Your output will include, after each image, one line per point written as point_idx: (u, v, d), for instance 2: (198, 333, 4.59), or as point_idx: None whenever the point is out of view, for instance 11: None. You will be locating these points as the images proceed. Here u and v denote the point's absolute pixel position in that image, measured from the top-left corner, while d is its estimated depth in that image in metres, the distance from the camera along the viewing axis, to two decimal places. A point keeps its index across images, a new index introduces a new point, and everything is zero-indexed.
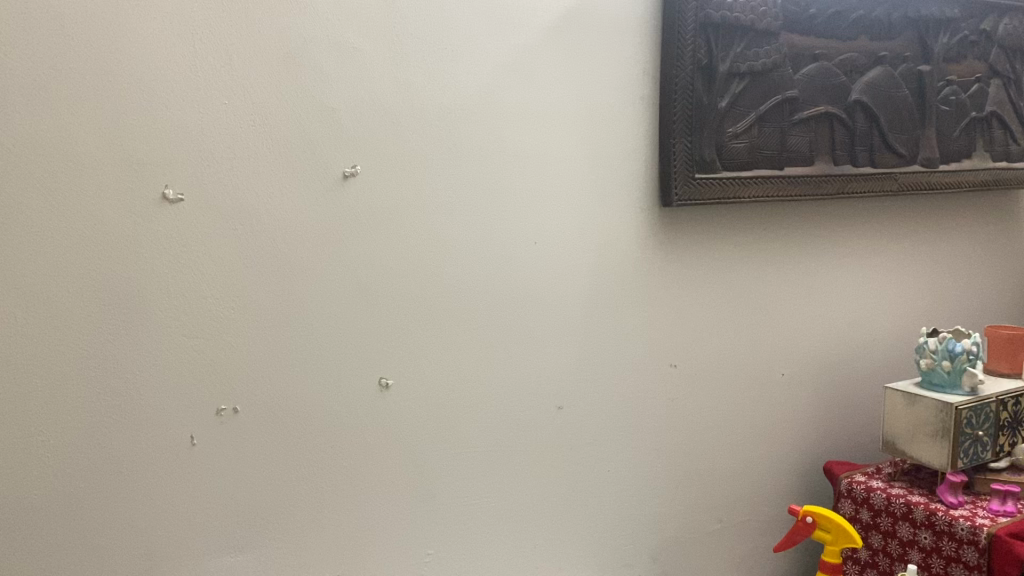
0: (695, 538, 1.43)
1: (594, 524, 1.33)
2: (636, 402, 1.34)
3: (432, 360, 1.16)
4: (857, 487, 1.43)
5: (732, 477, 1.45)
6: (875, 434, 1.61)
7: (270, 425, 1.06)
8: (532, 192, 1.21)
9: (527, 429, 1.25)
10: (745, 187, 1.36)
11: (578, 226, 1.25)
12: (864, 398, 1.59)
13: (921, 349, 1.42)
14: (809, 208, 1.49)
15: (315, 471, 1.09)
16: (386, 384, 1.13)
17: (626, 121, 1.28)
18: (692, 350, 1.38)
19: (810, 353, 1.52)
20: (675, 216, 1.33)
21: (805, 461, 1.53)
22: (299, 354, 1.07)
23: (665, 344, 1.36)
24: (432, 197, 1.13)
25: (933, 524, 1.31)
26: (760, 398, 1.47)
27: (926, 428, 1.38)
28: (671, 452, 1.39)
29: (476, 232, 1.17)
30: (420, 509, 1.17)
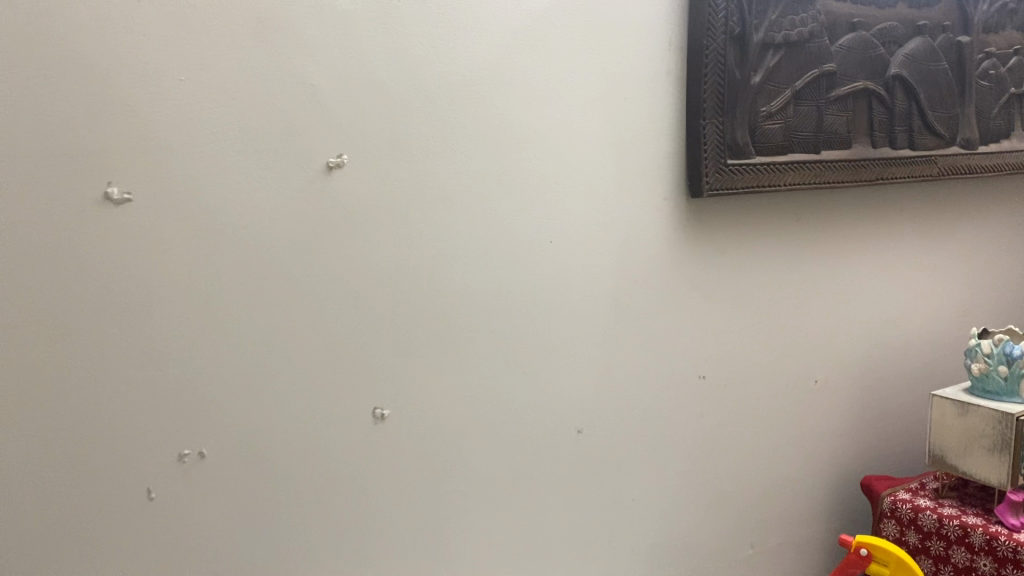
0: (725, 567, 1.28)
1: (618, 559, 1.17)
2: (662, 420, 1.18)
3: (434, 382, 0.99)
4: (902, 507, 1.27)
5: (764, 497, 1.30)
6: (911, 443, 1.47)
7: (244, 467, 0.88)
8: (546, 183, 1.04)
9: (543, 456, 1.08)
10: (780, 174, 1.20)
11: (597, 222, 1.08)
12: (900, 403, 1.45)
13: (973, 352, 1.28)
14: (845, 196, 1.33)
15: (300, 520, 0.91)
16: (382, 414, 0.95)
17: (648, 99, 1.11)
18: (721, 358, 1.23)
19: (846, 357, 1.37)
20: (703, 208, 1.17)
21: (840, 476, 1.39)
22: (278, 381, 0.89)
23: (692, 353, 1.20)
24: (431, 191, 0.96)
25: (995, 550, 1.15)
26: (793, 409, 1.32)
27: (981, 440, 1.23)
28: (699, 473, 1.23)
29: (482, 230, 1.00)
30: (423, 555, 1.00)
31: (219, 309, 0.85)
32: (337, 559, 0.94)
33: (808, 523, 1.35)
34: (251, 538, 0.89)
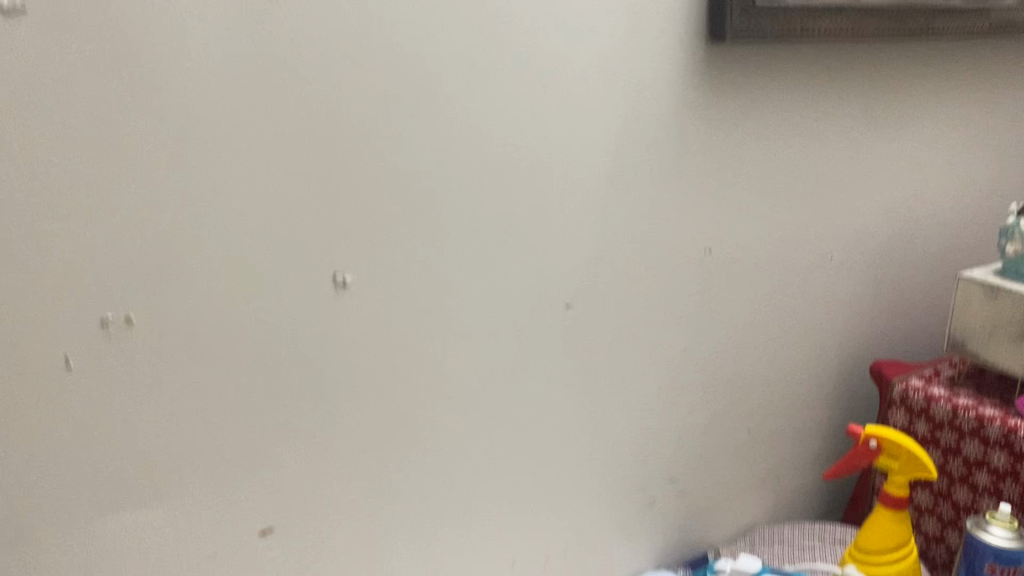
0: (723, 454, 1.19)
1: (601, 442, 1.08)
2: (658, 296, 1.07)
3: (406, 247, 0.87)
4: (912, 394, 1.18)
5: (765, 380, 1.21)
6: (922, 324, 1.36)
7: (183, 338, 0.77)
8: (540, 20, 0.88)
9: (525, 332, 0.98)
10: (812, 21, 1.04)
11: (598, 68, 0.93)
12: (914, 283, 1.33)
13: (1010, 233, 1.14)
14: (882, 51, 1.17)
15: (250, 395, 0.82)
16: (344, 281, 0.84)
17: None
18: (728, 231, 1.10)
19: (865, 233, 1.24)
20: (720, 57, 1.02)
21: (848, 359, 1.29)
22: (218, 241, 0.76)
23: (696, 225, 1.07)
24: (399, 22, 0.80)
25: (1012, 444, 1.06)
26: (801, 287, 1.21)
27: (1012, 327, 1.12)
28: (694, 355, 1.13)
29: (467, 70, 0.85)
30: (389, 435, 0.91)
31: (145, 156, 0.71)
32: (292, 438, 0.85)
33: (807, 406, 1.26)
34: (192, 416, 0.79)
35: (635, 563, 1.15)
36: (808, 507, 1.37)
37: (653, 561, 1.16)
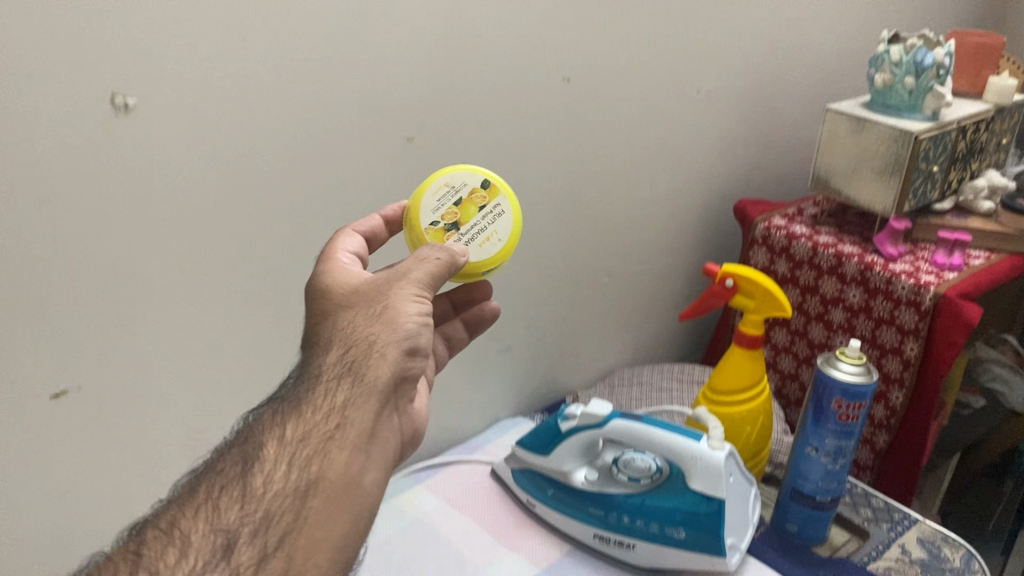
0: (581, 295, 1.18)
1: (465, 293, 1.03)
2: (518, 140, 0.99)
3: (211, 66, 0.73)
4: (775, 233, 1.17)
5: (624, 226, 1.18)
6: (791, 168, 1.35)
7: (33, 157, 0.66)
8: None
9: (366, 152, 0.86)
10: None
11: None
12: (786, 125, 1.31)
13: (878, 61, 1.09)
14: None
15: (62, 240, 0.70)
16: (125, 103, 0.69)
17: None
18: (591, 56, 1.02)
19: (745, 59, 1.19)
20: None
21: (711, 203, 1.27)
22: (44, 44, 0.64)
23: (557, 45, 0.98)
24: None
25: (867, 282, 1.08)
26: (670, 122, 1.15)
27: (874, 162, 1.09)
28: (560, 196, 1.08)
29: None
30: (203, 285, 0.80)
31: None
32: (135, 296, 0.76)
33: (672, 250, 1.25)
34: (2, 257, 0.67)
35: (496, 410, 1.16)
36: (677, 354, 1.37)
37: (509, 406, 1.17)
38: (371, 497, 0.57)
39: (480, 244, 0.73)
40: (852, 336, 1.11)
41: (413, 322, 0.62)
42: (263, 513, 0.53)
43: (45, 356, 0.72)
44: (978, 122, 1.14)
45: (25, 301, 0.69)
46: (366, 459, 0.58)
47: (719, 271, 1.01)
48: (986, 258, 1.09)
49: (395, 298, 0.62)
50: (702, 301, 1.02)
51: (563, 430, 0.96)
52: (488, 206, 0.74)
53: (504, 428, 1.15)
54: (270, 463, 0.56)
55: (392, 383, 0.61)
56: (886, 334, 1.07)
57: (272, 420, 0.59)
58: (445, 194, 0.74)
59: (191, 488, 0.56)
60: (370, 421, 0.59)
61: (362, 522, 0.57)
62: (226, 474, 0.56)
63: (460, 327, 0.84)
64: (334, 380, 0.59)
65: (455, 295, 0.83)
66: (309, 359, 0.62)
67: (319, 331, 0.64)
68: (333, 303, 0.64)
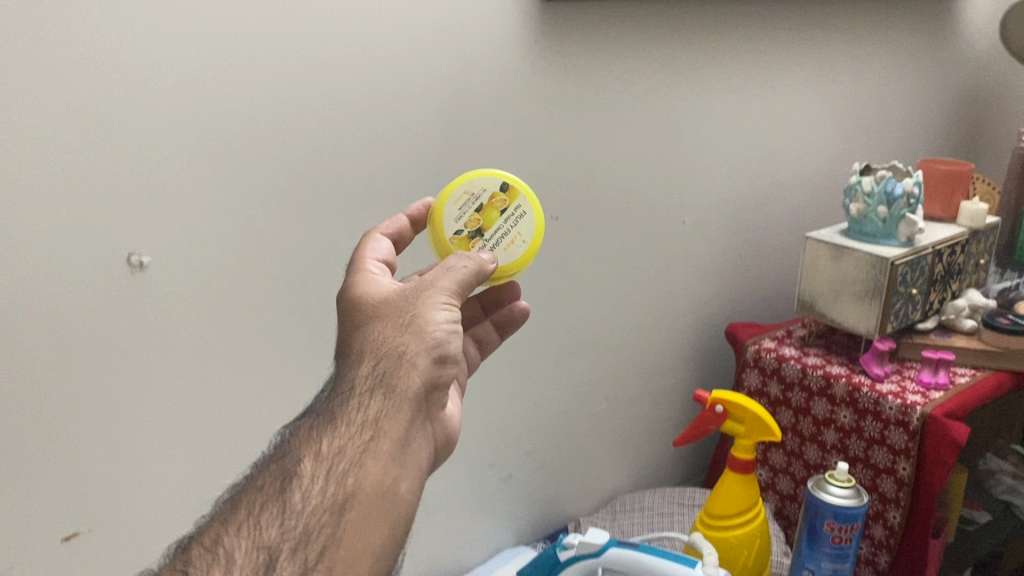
0: (579, 422, 1.20)
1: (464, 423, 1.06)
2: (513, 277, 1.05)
3: (216, 224, 0.81)
4: (765, 356, 1.21)
5: (619, 352, 1.22)
6: (780, 291, 1.41)
7: (52, 311, 0.74)
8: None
9: None
10: None
11: (427, 23, 0.89)
12: (773, 252, 1.37)
13: (852, 192, 1.16)
14: (724, 11, 1.16)
15: (76, 386, 0.77)
16: (140, 261, 0.77)
17: None
18: (579, 196, 1.08)
19: (724, 191, 1.26)
20: (560, 23, 0.99)
21: (704, 328, 1.31)
22: (71, 216, 0.73)
23: (546, 188, 1.04)
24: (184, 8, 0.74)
25: (856, 402, 1.10)
26: (658, 253, 1.21)
27: (854, 286, 1.14)
28: (555, 327, 1.12)
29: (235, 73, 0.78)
30: (207, 423, 0.86)
31: (21, 116, 0.69)
32: (139, 435, 0.82)
33: (669, 374, 1.29)
34: (23, 403, 0.74)
35: (497, 540, 1.17)
36: (682, 477, 1.38)
37: (512, 534, 1.18)
38: (407, 506, 0.57)
39: (505, 248, 0.76)
40: (846, 456, 1.13)
41: (442, 330, 0.63)
42: (301, 527, 0.51)
43: (54, 494, 0.78)
44: (953, 246, 1.19)
45: (38, 443, 0.76)
46: (400, 469, 0.58)
47: (710, 397, 1.04)
48: (971, 376, 1.12)
49: (423, 310, 0.63)
50: (693, 428, 1.06)
51: (562, 559, 0.95)
52: (510, 210, 0.77)
53: (506, 558, 1.15)
54: (309, 476, 0.54)
55: (421, 392, 0.61)
56: (878, 453, 1.09)
57: (306, 430, 0.58)
58: (466, 202, 0.76)
59: (225, 508, 0.53)
60: (402, 431, 0.59)
61: (400, 532, 0.56)
62: (262, 486, 0.54)
63: (492, 328, 0.85)
64: (369, 394, 0.59)
65: (485, 298, 0.85)
66: (340, 368, 0.62)
67: (350, 339, 0.63)
68: (364, 310, 0.64)
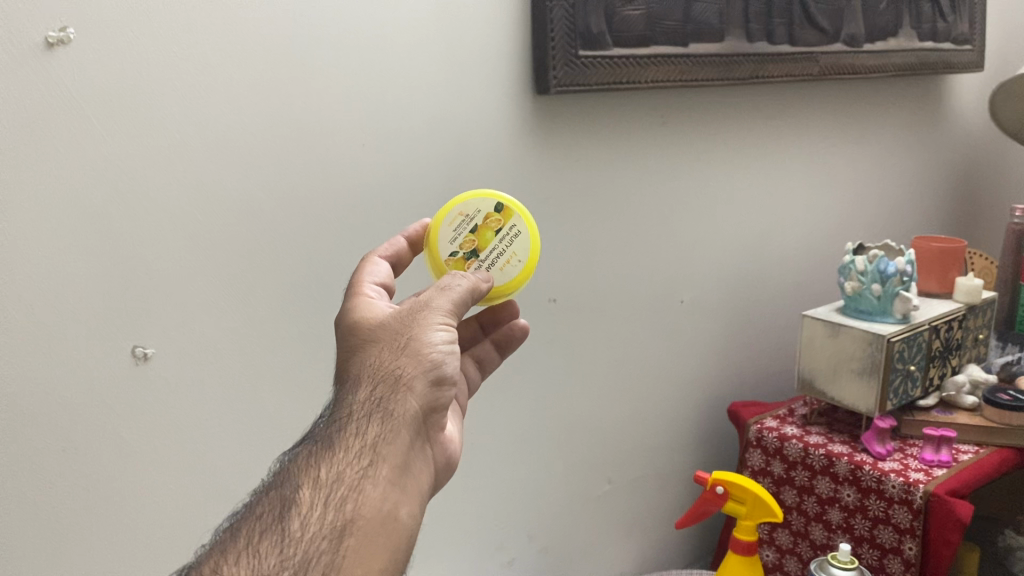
0: (583, 504, 1.20)
1: (465, 506, 1.06)
2: (512, 361, 1.06)
3: (219, 315, 0.84)
4: (767, 436, 1.21)
5: (621, 433, 1.22)
6: (781, 369, 1.41)
7: (58, 402, 0.77)
8: (341, 86, 0.87)
9: None
10: (644, 69, 1.05)
11: (421, 119, 0.93)
12: (772, 329, 1.38)
13: (846, 270, 1.17)
14: (715, 98, 1.20)
15: (79, 475, 0.79)
16: (144, 352, 0.81)
17: (490, 10, 0.96)
18: (576, 280, 1.11)
19: (722, 271, 1.29)
20: (553, 114, 1.03)
21: (706, 407, 1.32)
22: (79, 312, 0.77)
23: (544, 273, 1.07)
24: (188, 114, 0.79)
25: (859, 481, 1.10)
26: (658, 333, 1.23)
27: (852, 364, 1.14)
28: (555, 409, 1.13)
29: (237, 172, 0.83)
30: (206, 512, 0.87)
31: (36, 220, 0.73)
32: (139, 523, 0.83)
33: (672, 454, 1.29)
34: (29, 495, 0.76)
35: None
36: (690, 560, 1.37)
37: None
38: (406, 532, 0.58)
39: (500, 268, 0.78)
40: (852, 536, 1.12)
41: (438, 352, 0.63)
42: (302, 554, 0.52)
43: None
44: (950, 322, 1.20)
45: (41, 532, 0.78)
46: (398, 493, 0.58)
47: (710, 478, 1.04)
48: (974, 453, 1.12)
49: (418, 334, 0.63)
50: (695, 511, 1.06)
51: None
52: (504, 230, 0.78)
53: None
54: (308, 501, 0.54)
55: (419, 415, 0.62)
56: (884, 533, 1.08)
57: (305, 455, 0.57)
58: (461, 224, 0.78)
59: (225, 536, 0.53)
60: (400, 455, 0.59)
61: (400, 555, 0.57)
62: (262, 513, 0.54)
63: (492, 348, 0.85)
64: (368, 418, 0.59)
65: (483, 316, 0.84)
66: (338, 391, 0.61)
67: (347, 362, 0.63)
68: (359, 332, 0.64)
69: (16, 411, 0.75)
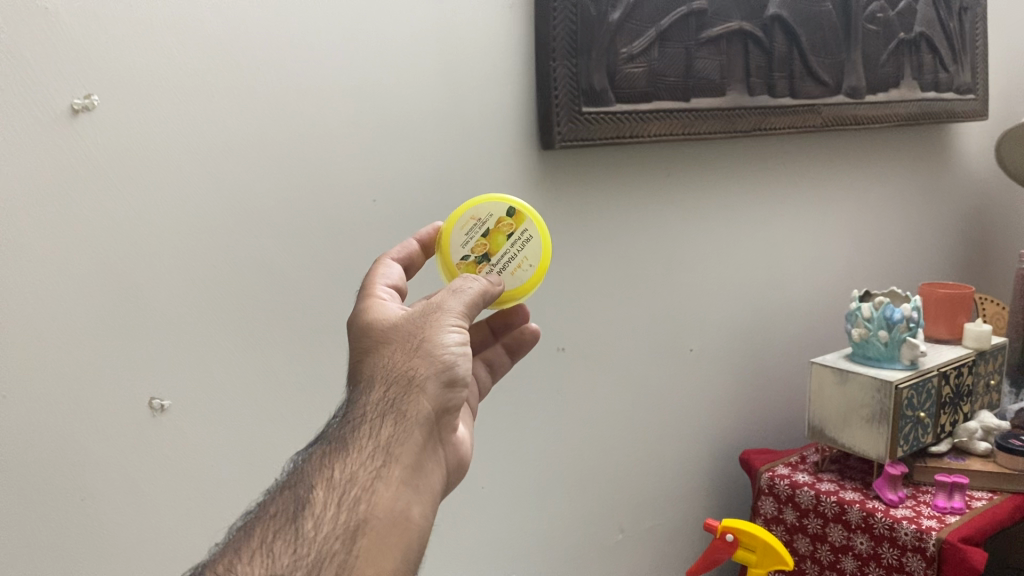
0: (595, 553, 1.20)
1: (476, 555, 1.07)
2: (522, 410, 1.08)
3: (234, 367, 0.87)
4: (779, 483, 1.21)
5: (633, 481, 1.23)
6: (793, 416, 1.42)
7: (77, 454, 0.79)
8: (351, 145, 0.91)
9: None
10: (647, 124, 1.08)
11: (428, 175, 0.97)
12: (783, 377, 1.39)
13: (853, 317, 1.19)
14: (719, 150, 1.23)
15: (98, 525, 0.81)
16: (161, 404, 0.83)
17: (495, 72, 1.00)
18: (585, 329, 1.13)
19: (730, 319, 1.30)
20: (560, 169, 1.06)
21: (718, 455, 1.32)
22: (100, 366, 0.80)
23: (552, 323, 1.09)
24: (206, 174, 0.83)
25: (872, 528, 1.10)
26: (667, 381, 1.24)
27: (862, 410, 1.15)
28: (566, 458, 1.14)
29: (253, 230, 0.86)
30: None
31: (58, 278, 0.77)
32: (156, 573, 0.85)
33: (684, 502, 1.29)
34: (48, 544, 0.79)
35: None
36: None
37: None
38: (419, 534, 0.56)
39: (512, 273, 0.77)
40: None
41: (451, 353, 0.61)
42: (315, 554, 0.50)
43: None
44: (960, 367, 1.21)
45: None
46: (411, 495, 0.57)
47: (720, 525, 1.04)
48: (988, 500, 1.12)
49: (431, 334, 0.61)
50: (705, 559, 1.05)
51: None
52: (516, 234, 0.77)
53: None
54: (321, 501, 0.53)
55: (432, 417, 0.60)
56: None
57: (317, 455, 0.56)
58: (472, 227, 0.77)
59: (238, 535, 0.52)
60: (412, 457, 0.58)
61: (412, 558, 0.55)
62: (275, 513, 0.52)
63: (504, 352, 0.83)
64: (381, 419, 0.58)
65: (494, 320, 0.83)
66: (350, 392, 0.60)
67: (359, 362, 0.61)
68: (372, 332, 0.62)
69: (37, 463, 0.77)
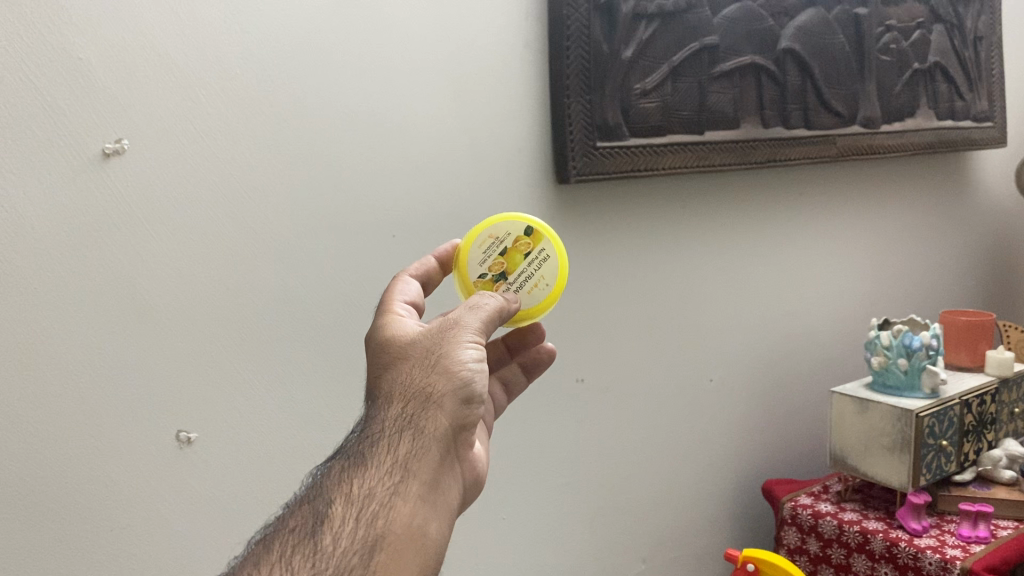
0: None
1: None
2: (541, 440, 1.09)
3: (258, 400, 0.89)
4: (801, 513, 1.20)
5: (654, 512, 1.23)
6: (815, 446, 1.41)
7: (106, 486, 0.82)
8: (371, 182, 0.93)
9: None
10: (660, 157, 1.10)
11: (445, 210, 0.99)
12: (805, 406, 1.39)
13: (872, 345, 1.19)
14: (734, 182, 1.24)
15: (125, 556, 0.83)
16: (187, 437, 0.85)
17: (511, 109, 1.02)
18: (603, 361, 1.14)
19: (750, 349, 1.31)
20: (576, 203, 1.08)
21: (740, 485, 1.32)
22: (130, 402, 0.82)
23: (571, 354, 1.10)
24: (231, 214, 0.86)
25: (896, 558, 1.09)
26: (687, 412, 1.24)
27: (883, 438, 1.14)
28: (587, 488, 1.15)
29: (276, 267, 0.89)
30: None
31: (91, 315, 0.79)
32: None
33: (707, 533, 1.29)
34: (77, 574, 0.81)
35: None
36: None
37: None
38: (435, 549, 0.58)
39: (529, 292, 0.79)
40: None
41: (468, 370, 0.62)
42: (333, 568, 0.52)
43: None
44: (982, 396, 1.20)
45: None
46: (428, 510, 0.58)
47: (741, 556, 1.04)
48: (1013, 529, 1.11)
49: (448, 351, 0.62)
50: None
51: None
52: (534, 253, 0.79)
53: None
54: (339, 517, 0.54)
55: (450, 432, 0.61)
56: None
57: (337, 472, 0.58)
58: (490, 245, 0.78)
59: (258, 548, 0.53)
60: (430, 472, 0.59)
61: (429, 572, 0.57)
62: (295, 528, 0.54)
63: (518, 370, 0.84)
64: (400, 435, 0.59)
65: (510, 338, 0.85)
66: (370, 407, 0.61)
67: (378, 378, 0.63)
68: (391, 349, 0.63)
69: (68, 494, 0.80)
